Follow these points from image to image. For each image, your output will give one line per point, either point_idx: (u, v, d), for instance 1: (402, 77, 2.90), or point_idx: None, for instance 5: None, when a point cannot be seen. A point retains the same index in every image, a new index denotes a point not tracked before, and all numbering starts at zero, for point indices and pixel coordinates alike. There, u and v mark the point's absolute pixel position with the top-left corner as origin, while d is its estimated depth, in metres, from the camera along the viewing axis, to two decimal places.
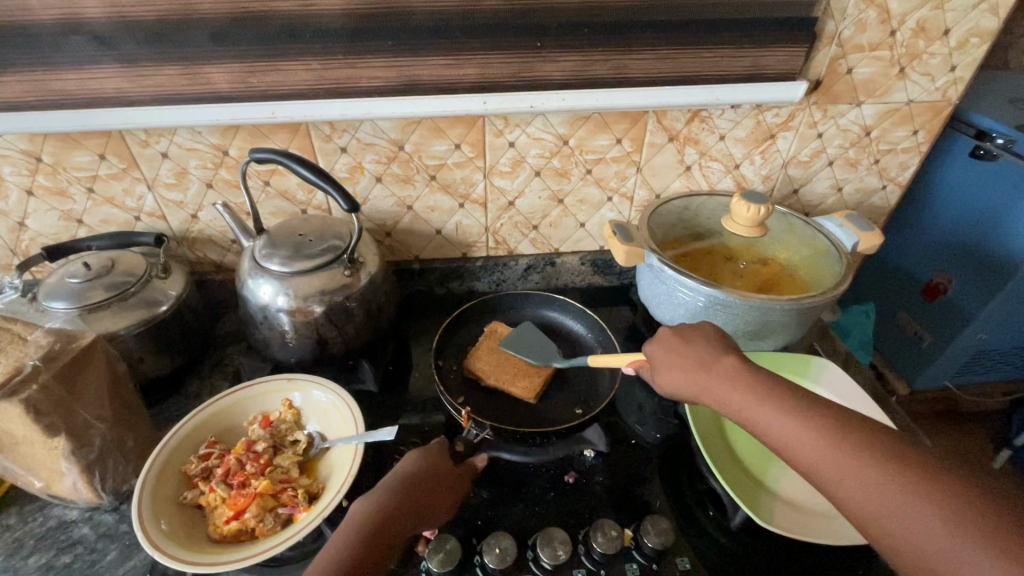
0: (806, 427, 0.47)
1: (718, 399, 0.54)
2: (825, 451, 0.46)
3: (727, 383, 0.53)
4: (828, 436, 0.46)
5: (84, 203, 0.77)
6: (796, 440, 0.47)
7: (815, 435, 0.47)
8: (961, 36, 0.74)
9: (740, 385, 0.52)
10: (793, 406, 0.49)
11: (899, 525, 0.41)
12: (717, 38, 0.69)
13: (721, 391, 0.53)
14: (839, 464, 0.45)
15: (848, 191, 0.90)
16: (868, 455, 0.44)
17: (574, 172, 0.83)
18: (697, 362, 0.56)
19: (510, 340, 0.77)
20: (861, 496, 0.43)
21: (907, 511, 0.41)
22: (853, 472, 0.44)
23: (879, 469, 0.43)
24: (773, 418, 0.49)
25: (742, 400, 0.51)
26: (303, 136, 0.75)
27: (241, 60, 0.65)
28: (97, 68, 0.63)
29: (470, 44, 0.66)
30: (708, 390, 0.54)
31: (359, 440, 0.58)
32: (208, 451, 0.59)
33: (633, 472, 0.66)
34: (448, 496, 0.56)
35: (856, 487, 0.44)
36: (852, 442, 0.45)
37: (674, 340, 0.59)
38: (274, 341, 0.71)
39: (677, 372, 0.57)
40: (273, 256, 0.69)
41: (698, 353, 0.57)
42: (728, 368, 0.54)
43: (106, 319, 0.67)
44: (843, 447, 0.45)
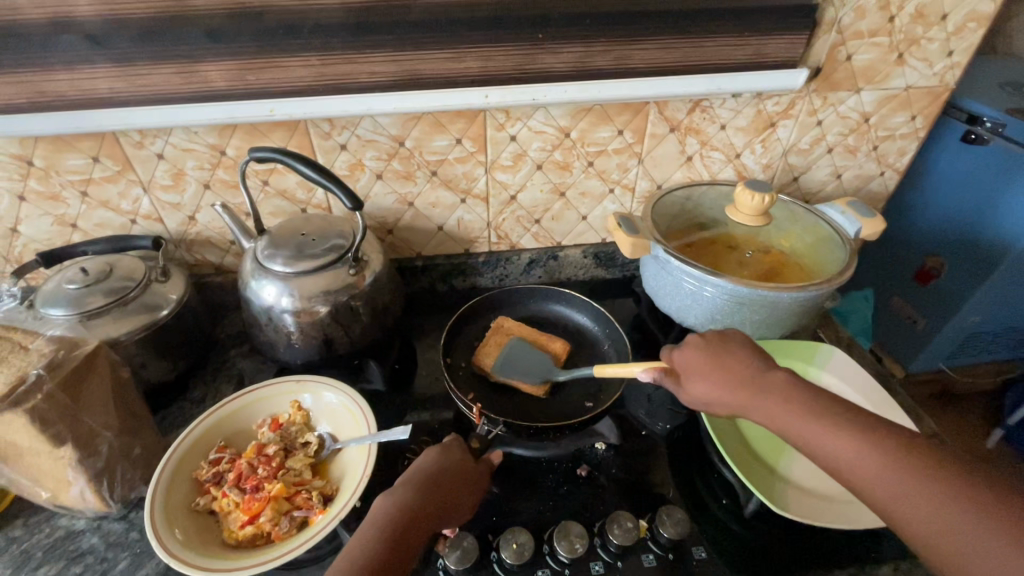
0: (855, 440, 0.47)
1: (756, 412, 0.54)
2: (880, 469, 0.45)
3: (762, 396, 0.53)
4: (883, 452, 0.45)
5: (79, 207, 0.75)
6: (849, 456, 0.46)
7: (868, 452, 0.46)
8: (959, 20, 0.74)
9: (780, 397, 0.52)
10: (839, 417, 0.49)
11: (964, 549, 0.39)
12: (718, 27, 0.69)
13: (756, 405, 0.53)
14: (895, 483, 0.44)
15: (847, 178, 0.91)
16: (926, 473, 0.43)
17: (575, 165, 0.83)
18: (729, 373, 0.56)
19: (501, 364, 0.74)
20: (920, 516, 0.42)
21: (972, 535, 0.39)
22: (911, 492, 0.43)
23: (938, 487, 0.42)
24: (819, 433, 0.49)
25: (785, 413, 0.51)
26: (301, 134, 0.73)
27: (237, 57, 0.63)
28: (89, 68, 0.62)
29: (471, 37, 0.66)
30: (745, 402, 0.54)
31: (373, 440, 0.57)
32: (219, 456, 0.58)
33: (644, 464, 0.66)
34: (470, 492, 0.56)
35: (915, 506, 0.42)
36: (908, 459, 0.44)
37: (701, 352, 0.59)
38: (279, 343, 0.70)
39: (704, 384, 0.57)
40: (276, 257, 0.68)
41: (725, 359, 0.58)
42: (766, 380, 0.54)
43: (107, 325, 0.66)
44: (895, 463, 0.44)
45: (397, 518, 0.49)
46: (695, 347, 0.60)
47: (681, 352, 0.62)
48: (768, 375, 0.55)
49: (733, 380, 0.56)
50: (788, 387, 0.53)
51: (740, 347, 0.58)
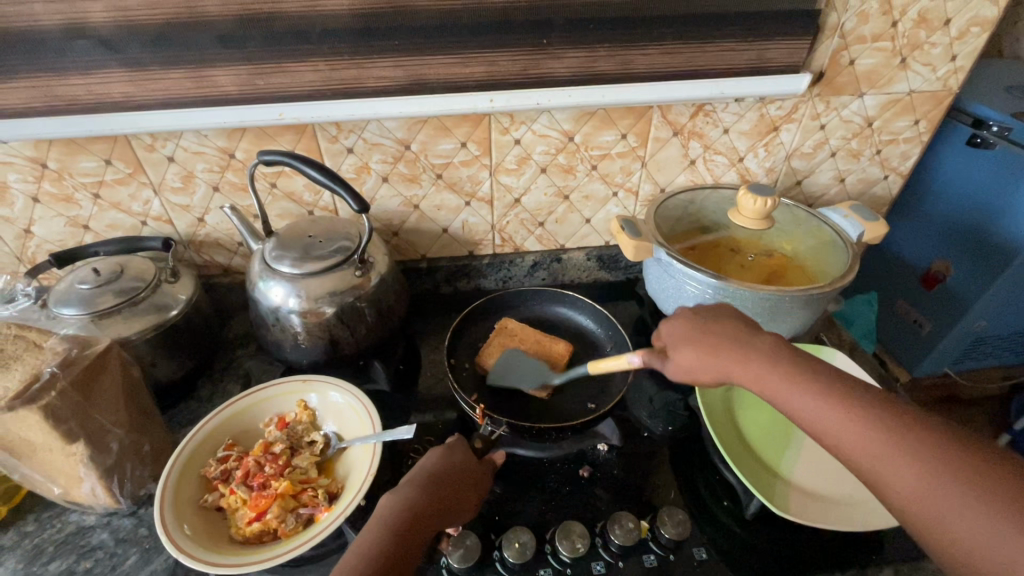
0: (839, 406, 0.47)
1: (738, 378, 0.54)
2: (865, 435, 0.45)
3: (749, 362, 0.54)
4: (868, 419, 0.46)
5: (90, 209, 0.77)
6: (835, 423, 0.47)
7: (854, 419, 0.46)
8: (961, 26, 0.75)
9: (764, 363, 0.53)
10: (825, 387, 0.49)
11: (947, 514, 0.40)
12: (721, 32, 0.69)
13: (738, 368, 0.54)
14: (880, 449, 0.44)
15: (851, 181, 0.91)
16: (911, 440, 0.43)
17: (579, 168, 0.84)
18: (714, 341, 0.57)
19: (499, 373, 0.74)
20: (904, 481, 0.42)
21: (954, 499, 0.40)
22: (895, 457, 0.43)
23: (923, 454, 0.42)
24: (804, 399, 0.49)
25: (770, 378, 0.52)
26: (309, 138, 0.74)
27: (246, 63, 0.65)
28: (102, 73, 0.63)
29: (476, 42, 0.66)
30: (729, 370, 0.55)
31: (377, 439, 0.58)
32: (227, 454, 0.59)
33: (646, 465, 0.67)
34: (475, 491, 0.56)
35: (899, 473, 0.43)
36: (893, 427, 0.45)
37: (688, 322, 0.61)
38: (286, 343, 0.71)
39: (687, 350, 0.58)
40: (283, 258, 0.69)
41: (713, 327, 0.58)
42: (750, 348, 0.55)
43: (118, 325, 0.67)
44: (878, 429, 0.45)
45: (404, 514, 0.50)
46: (684, 318, 0.61)
47: (670, 323, 0.62)
48: (754, 344, 0.55)
49: (718, 348, 0.56)
50: (788, 359, 0.52)
51: (730, 320, 0.59)
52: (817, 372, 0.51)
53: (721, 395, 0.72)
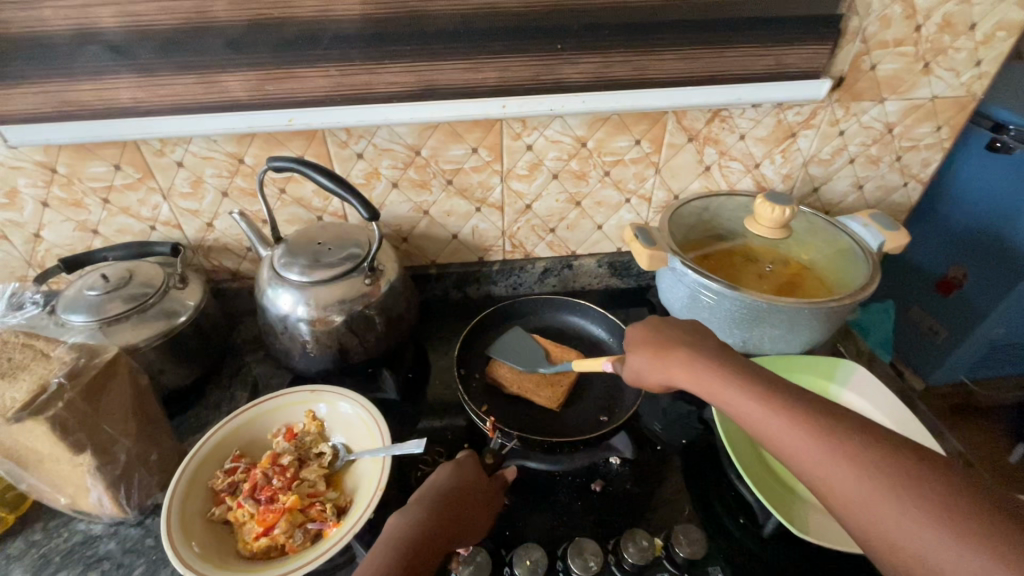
0: (804, 429, 0.45)
1: (687, 384, 0.55)
2: (808, 441, 0.45)
3: (713, 376, 0.53)
4: (810, 424, 0.45)
5: (100, 213, 0.77)
6: (780, 429, 0.47)
7: (797, 424, 0.46)
8: (987, 30, 0.73)
9: (712, 368, 0.53)
10: (769, 392, 0.49)
11: (885, 519, 0.40)
12: (740, 37, 0.68)
13: (686, 373, 0.55)
14: (822, 454, 0.44)
15: (869, 189, 0.89)
16: (868, 457, 0.42)
17: (592, 174, 0.82)
18: (667, 346, 0.58)
19: (500, 347, 0.77)
20: (845, 487, 0.42)
21: (892, 504, 0.40)
22: (836, 462, 0.43)
23: (863, 459, 0.42)
24: (768, 418, 0.48)
25: (734, 396, 0.50)
26: (319, 143, 0.74)
27: (257, 68, 0.64)
28: (112, 78, 0.62)
29: (489, 46, 0.65)
30: (690, 379, 0.54)
31: (387, 453, 0.57)
32: (234, 465, 0.58)
33: (659, 480, 0.66)
34: (484, 511, 0.55)
35: (839, 478, 0.43)
36: (836, 431, 0.44)
37: (644, 329, 0.62)
38: (295, 351, 0.70)
39: (642, 355, 0.59)
40: (292, 265, 0.68)
41: (678, 339, 0.58)
42: (699, 353, 0.55)
43: (126, 332, 0.66)
44: (842, 453, 0.43)
45: (413, 535, 0.49)
46: (648, 324, 0.62)
47: (630, 330, 0.64)
48: (705, 350, 0.55)
49: (670, 353, 0.57)
50: (737, 367, 0.53)
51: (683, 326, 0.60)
52: (763, 378, 0.51)
53: None
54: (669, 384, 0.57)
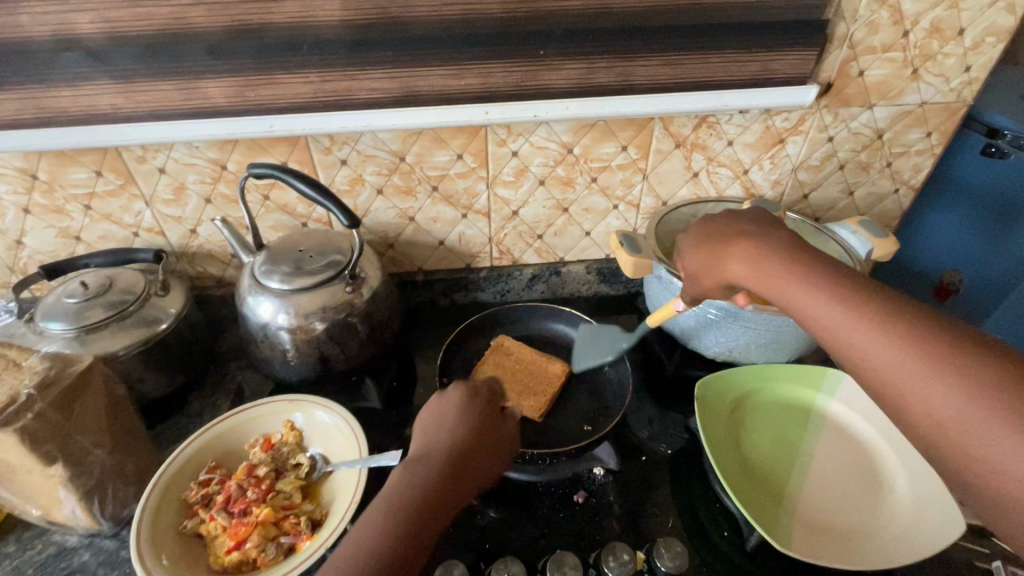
0: (876, 330, 0.41)
1: (748, 283, 0.51)
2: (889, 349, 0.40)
3: (778, 275, 0.48)
4: (894, 330, 0.40)
5: (82, 220, 0.76)
6: (858, 333, 0.42)
7: (878, 330, 0.41)
8: (976, 35, 0.72)
9: (780, 267, 0.48)
10: (839, 290, 0.44)
11: (958, 424, 0.36)
12: (725, 43, 0.67)
13: (748, 273, 0.51)
14: (897, 360, 0.39)
15: (859, 195, 0.88)
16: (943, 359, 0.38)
17: (578, 180, 0.82)
18: (723, 244, 0.54)
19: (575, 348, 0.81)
20: (915, 393, 0.38)
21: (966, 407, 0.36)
22: (920, 367, 0.38)
23: (952, 365, 0.37)
24: (839, 319, 0.43)
25: (802, 296, 0.46)
26: (302, 149, 0.73)
27: (237, 75, 0.63)
28: (91, 84, 0.62)
29: (471, 53, 0.65)
30: (758, 277, 0.50)
31: (363, 464, 0.56)
32: (209, 477, 0.57)
33: (643, 490, 0.65)
34: (502, 444, 0.52)
35: (925, 390, 0.38)
36: (927, 338, 0.39)
37: (703, 228, 0.58)
38: (275, 360, 0.70)
39: (697, 259, 0.57)
40: (273, 273, 0.67)
41: (742, 236, 0.53)
42: (764, 250, 0.50)
43: (105, 339, 0.66)
44: (917, 354, 0.39)
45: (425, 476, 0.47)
46: (704, 229, 0.58)
47: (686, 234, 0.61)
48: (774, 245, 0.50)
49: (729, 252, 0.53)
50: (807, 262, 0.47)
51: (749, 223, 0.55)
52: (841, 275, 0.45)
53: (726, 420, 0.68)
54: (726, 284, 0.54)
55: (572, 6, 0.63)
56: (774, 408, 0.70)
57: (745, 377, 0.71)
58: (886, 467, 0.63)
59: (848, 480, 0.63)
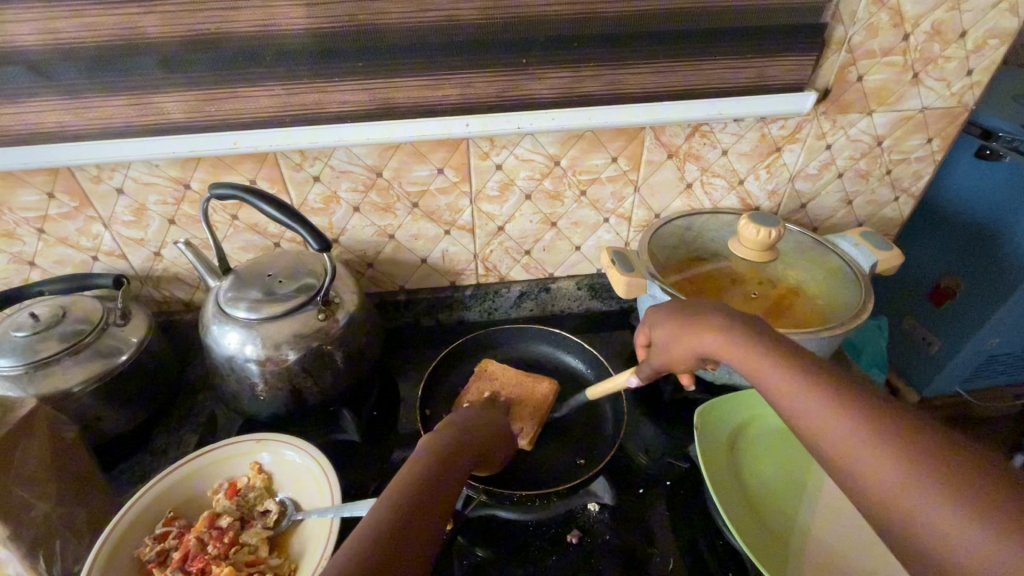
0: (820, 404, 0.38)
1: (717, 357, 0.48)
2: (847, 425, 0.36)
3: (735, 345, 0.46)
4: (850, 405, 0.37)
5: (36, 244, 0.71)
6: (815, 407, 0.38)
7: (831, 405, 0.38)
8: (979, 37, 0.69)
9: (734, 339, 0.46)
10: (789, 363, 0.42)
11: (897, 504, 0.33)
12: (718, 49, 0.64)
13: (709, 342, 0.48)
14: (836, 435, 0.37)
15: (859, 204, 0.85)
16: (884, 433, 0.35)
17: (567, 194, 0.78)
18: (689, 315, 0.51)
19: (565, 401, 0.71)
20: (858, 470, 0.35)
21: (906, 488, 0.33)
22: (858, 444, 0.36)
23: (894, 443, 0.34)
24: (784, 389, 0.41)
25: (752, 364, 0.44)
26: (271, 166, 0.68)
27: (195, 88, 0.58)
28: (35, 100, 0.57)
29: (448, 61, 0.60)
30: (717, 348, 0.48)
31: (336, 513, 0.52)
32: (165, 531, 0.53)
33: (641, 527, 0.61)
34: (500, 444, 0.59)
35: (867, 467, 0.35)
36: (872, 414, 0.36)
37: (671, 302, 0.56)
38: (244, 394, 0.65)
39: (667, 327, 0.53)
40: (239, 301, 0.63)
41: (696, 311, 0.52)
42: (731, 322, 0.48)
43: (57, 376, 0.60)
44: (858, 431, 0.36)
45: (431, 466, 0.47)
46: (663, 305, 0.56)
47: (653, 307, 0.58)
48: (738, 318, 0.48)
49: (697, 323, 0.50)
50: (764, 333, 0.46)
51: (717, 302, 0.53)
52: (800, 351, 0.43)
53: (726, 451, 0.63)
54: (698, 358, 0.51)
55: (556, 10, 0.59)
56: (776, 436, 0.66)
57: (744, 404, 0.67)
58: None
59: (858, 513, 0.59)
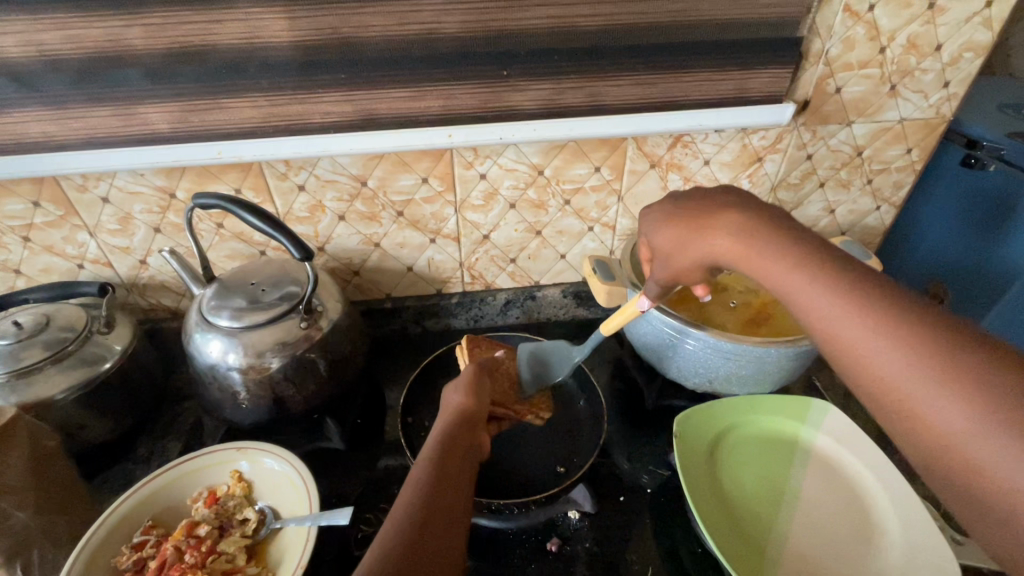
0: (874, 328, 0.35)
1: (729, 259, 0.45)
2: (892, 349, 0.34)
3: (765, 252, 0.41)
4: (901, 328, 0.34)
5: (21, 253, 0.71)
6: (855, 328, 0.35)
7: (888, 331, 0.34)
8: (954, 51, 0.70)
9: (762, 240, 0.42)
10: (840, 278, 0.37)
11: (960, 438, 0.30)
12: (698, 62, 0.65)
13: (726, 245, 0.45)
14: (896, 363, 0.33)
15: (841, 213, 0.86)
16: (949, 362, 0.32)
17: (551, 203, 0.78)
18: (702, 215, 0.47)
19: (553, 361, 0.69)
20: (916, 400, 0.32)
21: (969, 421, 0.30)
22: (919, 373, 0.32)
23: (961, 373, 0.31)
24: (830, 308, 0.37)
25: (791, 278, 0.39)
26: (256, 175, 0.69)
27: (179, 99, 0.59)
28: (20, 111, 0.57)
29: (431, 74, 0.61)
30: (736, 250, 0.44)
31: (313, 521, 0.52)
32: (143, 539, 0.53)
33: (622, 534, 0.61)
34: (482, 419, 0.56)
35: (925, 398, 0.32)
36: (936, 341, 0.33)
37: (675, 202, 0.52)
38: (226, 403, 0.65)
39: (673, 234, 0.49)
40: (222, 311, 0.63)
41: (709, 211, 0.47)
42: (750, 219, 0.44)
43: (39, 384, 0.61)
44: (920, 359, 0.33)
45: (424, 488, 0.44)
46: (665, 206, 0.52)
47: (655, 207, 0.54)
48: (759, 216, 0.44)
49: (710, 222, 0.46)
50: (801, 242, 0.41)
51: (729, 194, 0.49)
52: (835, 257, 0.39)
53: (706, 460, 0.64)
54: (704, 262, 0.48)
55: (534, 25, 0.60)
56: (759, 444, 0.67)
57: (724, 413, 0.68)
58: (873, 505, 0.61)
59: (838, 520, 0.60)
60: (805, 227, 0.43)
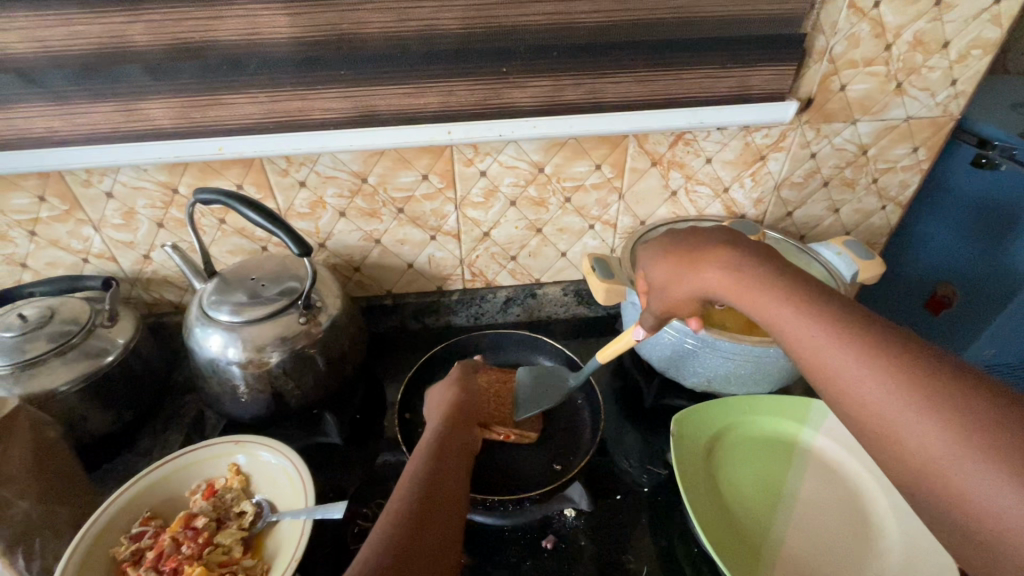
0: (858, 359, 0.36)
1: (721, 293, 0.46)
2: (875, 378, 0.35)
3: (754, 288, 0.43)
4: (883, 358, 0.35)
5: (27, 246, 0.72)
6: (840, 357, 0.37)
7: (871, 362, 0.36)
8: (961, 48, 0.69)
9: (752, 277, 0.44)
10: (824, 312, 0.39)
11: (943, 465, 0.32)
12: (699, 59, 0.64)
13: (718, 281, 0.46)
14: (880, 392, 0.35)
15: (846, 213, 0.85)
16: (930, 391, 0.33)
17: (551, 201, 0.78)
18: (695, 251, 0.49)
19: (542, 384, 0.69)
20: (901, 429, 0.34)
21: (950, 448, 0.31)
22: (901, 402, 0.34)
23: (941, 401, 0.33)
24: (816, 340, 0.38)
25: (778, 313, 0.41)
26: (257, 171, 0.70)
27: (180, 95, 0.60)
28: (24, 106, 0.58)
29: (430, 70, 0.61)
30: (728, 287, 0.45)
31: (308, 515, 0.53)
32: (141, 530, 0.54)
33: (617, 533, 0.61)
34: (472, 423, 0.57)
35: (909, 425, 0.33)
36: (916, 371, 0.34)
37: (669, 238, 0.53)
38: (226, 396, 0.66)
39: (666, 266, 0.51)
40: (222, 305, 0.63)
41: (700, 247, 0.49)
42: (739, 257, 0.46)
43: (42, 375, 0.61)
44: (902, 388, 0.34)
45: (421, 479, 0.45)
46: (659, 244, 0.54)
47: (651, 245, 0.55)
48: (748, 253, 0.46)
49: (701, 258, 0.48)
50: (787, 278, 0.43)
51: (721, 232, 0.51)
52: (820, 291, 0.41)
53: (702, 459, 0.64)
54: (697, 296, 0.49)
55: (533, 21, 0.60)
56: (757, 445, 0.66)
57: (721, 412, 0.68)
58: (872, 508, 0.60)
59: (836, 523, 0.59)
60: (792, 263, 0.45)
